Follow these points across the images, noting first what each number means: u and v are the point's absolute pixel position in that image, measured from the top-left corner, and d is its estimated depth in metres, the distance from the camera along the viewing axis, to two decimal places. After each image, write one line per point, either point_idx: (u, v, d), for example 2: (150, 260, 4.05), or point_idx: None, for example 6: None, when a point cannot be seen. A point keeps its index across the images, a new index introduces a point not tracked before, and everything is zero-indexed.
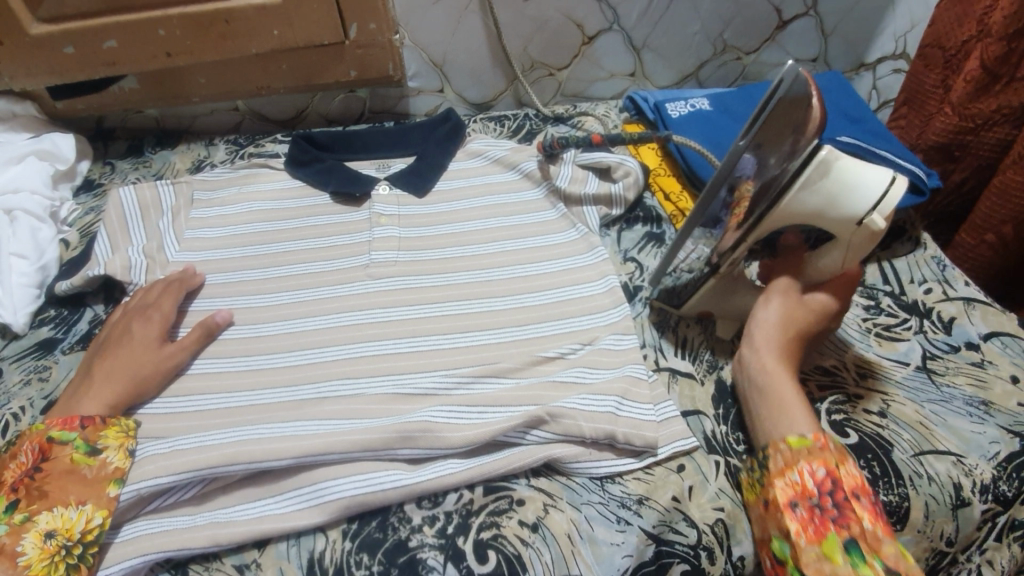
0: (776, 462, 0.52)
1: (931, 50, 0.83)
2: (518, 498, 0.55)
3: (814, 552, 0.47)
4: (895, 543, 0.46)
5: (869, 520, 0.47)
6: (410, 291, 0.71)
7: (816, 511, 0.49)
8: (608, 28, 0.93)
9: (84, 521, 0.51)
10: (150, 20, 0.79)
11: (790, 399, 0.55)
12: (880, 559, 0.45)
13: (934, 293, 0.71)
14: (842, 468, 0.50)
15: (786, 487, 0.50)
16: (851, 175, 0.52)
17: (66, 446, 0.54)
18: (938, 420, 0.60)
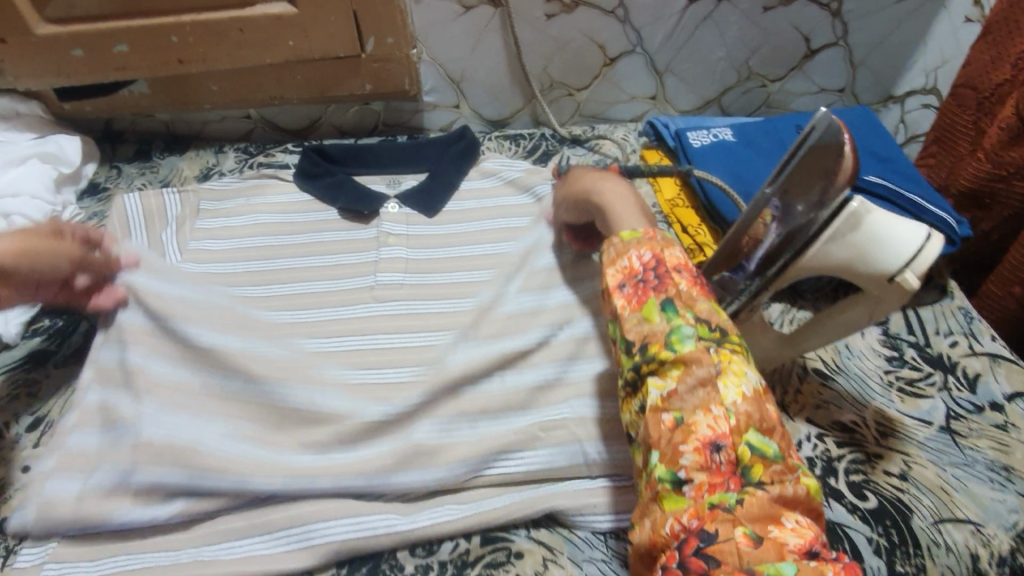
0: (608, 254, 0.51)
1: (964, 91, 0.80)
2: (516, 551, 0.53)
3: (635, 319, 0.47)
4: (708, 301, 0.47)
5: (686, 285, 0.47)
6: (414, 315, 0.69)
7: (640, 285, 0.48)
8: (630, 50, 0.90)
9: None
10: (164, 26, 0.77)
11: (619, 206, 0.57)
12: (693, 312, 0.46)
13: (959, 346, 0.68)
14: (665, 250, 0.49)
15: (616, 272, 0.50)
16: (882, 231, 0.48)
17: None
18: (958, 486, 0.57)
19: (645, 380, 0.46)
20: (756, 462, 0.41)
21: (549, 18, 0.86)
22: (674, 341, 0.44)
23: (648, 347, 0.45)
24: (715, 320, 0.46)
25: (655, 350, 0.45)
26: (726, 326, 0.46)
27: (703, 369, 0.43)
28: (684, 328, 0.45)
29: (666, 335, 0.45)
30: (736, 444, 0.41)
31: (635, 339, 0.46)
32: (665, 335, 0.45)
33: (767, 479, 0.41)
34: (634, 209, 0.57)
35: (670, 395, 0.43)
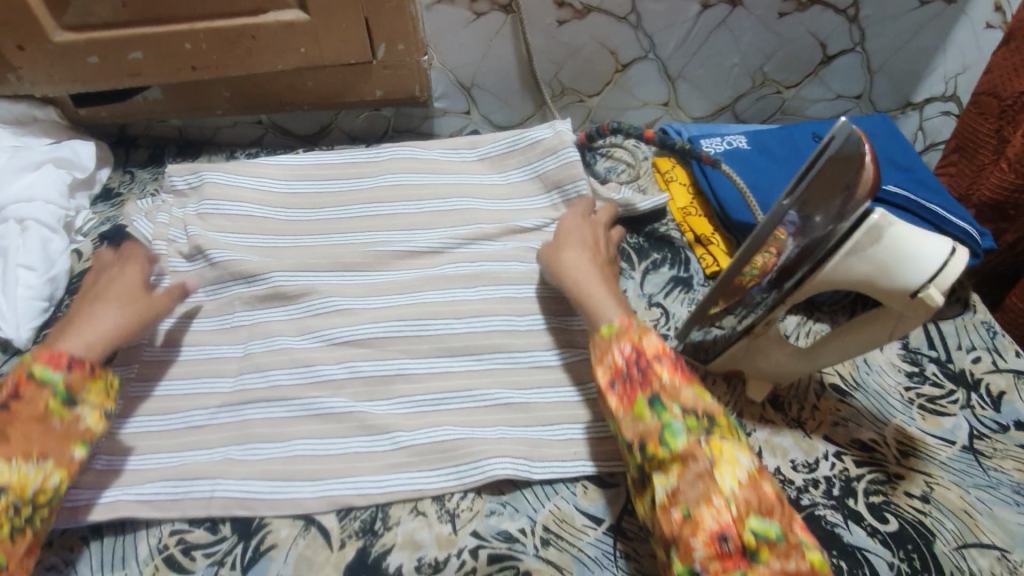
0: (595, 353, 0.55)
1: (985, 99, 0.78)
2: (525, 570, 0.51)
3: (629, 418, 0.51)
4: (692, 389, 0.50)
5: (668, 374, 0.51)
6: (421, 315, 0.67)
7: (626, 383, 0.52)
8: (642, 56, 0.89)
9: (40, 480, 0.51)
10: (177, 33, 0.77)
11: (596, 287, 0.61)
12: (680, 403, 0.49)
13: (983, 363, 0.66)
14: (643, 338, 0.53)
15: (605, 371, 0.54)
16: (908, 246, 0.46)
17: (44, 388, 0.53)
18: (983, 510, 0.55)
19: (650, 476, 0.49)
20: (762, 546, 0.42)
21: (561, 25, 0.85)
22: (667, 437, 0.48)
23: (646, 447, 0.48)
24: (700, 409, 0.49)
25: (653, 450, 0.48)
26: (711, 413, 0.49)
27: (698, 464, 0.46)
28: (673, 424, 0.48)
29: (659, 432, 0.48)
30: (740, 531, 0.43)
31: (632, 438, 0.50)
32: (658, 433, 0.48)
33: (773, 560, 0.42)
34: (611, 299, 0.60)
35: (673, 492, 0.46)
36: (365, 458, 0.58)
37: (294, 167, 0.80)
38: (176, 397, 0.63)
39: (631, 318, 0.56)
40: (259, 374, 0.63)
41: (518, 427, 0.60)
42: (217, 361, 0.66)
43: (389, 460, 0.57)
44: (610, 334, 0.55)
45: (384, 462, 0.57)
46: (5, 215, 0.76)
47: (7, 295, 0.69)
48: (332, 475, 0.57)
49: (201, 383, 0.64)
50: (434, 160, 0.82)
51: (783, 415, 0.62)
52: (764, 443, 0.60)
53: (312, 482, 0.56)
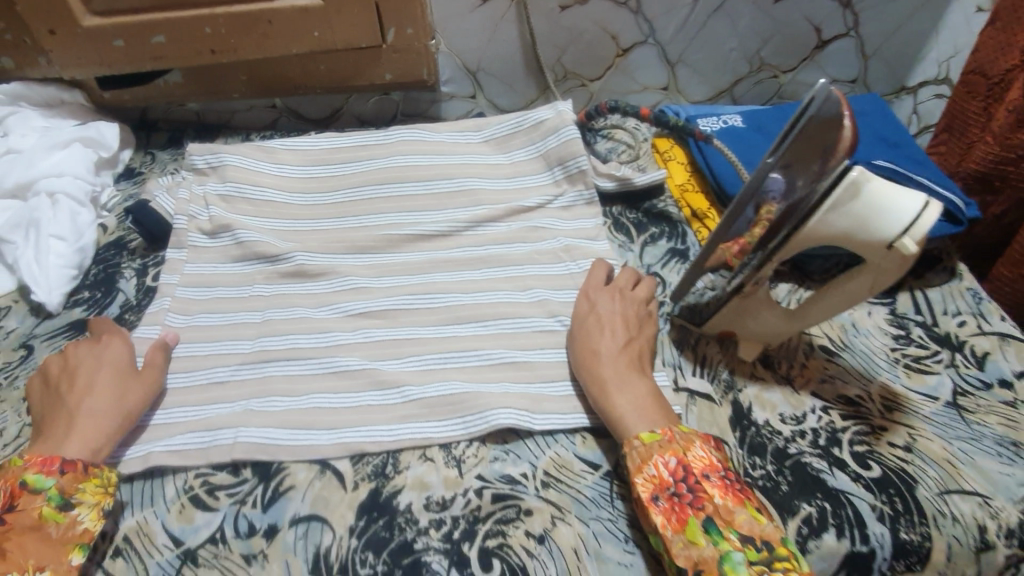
0: (632, 459, 0.52)
1: (973, 77, 0.81)
2: (526, 508, 0.54)
3: (680, 541, 0.48)
4: (746, 510, 0.48)
5: (720, 496, 0.49)
6: (431, 289, 0.71)
7: (675, 500, 0.50)
8: (643, 41, 0.93)
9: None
10: (197, 17, 0.81)
11: (622, 381, 0.58)
12: (735, 530, 0.48)
13: (968, 326, 0.69)
14: (688, 453, 0.51)
15: (645, 482, 0.51)
16: (884, 199, 0.49)
17: (37, 496, 0.51)
18: (965, 459, 0.58)
19: None
20: None
21: (564, 10, 0.88)
22: (726, 570, 0.46)
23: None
24: (757, 535, 0.47)
25: None
26: (769, 539, 0.47)
27: None
28: (733, 554, 0.46)
29: (716, 561, 0.46)
30: None
31: (685, 566, 0.47)
32: (716, 562, 0.46)
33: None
34: (642, 403, 0.56)
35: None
36: (377, 410, 0.61)
37: (307, 153, 0.83)
38: (196, 357, 0.66)
39: (671, 427, 0.54)
40: (276, 337, 0.67)
41: (521, 384, 0.63)
42: (235, 324, 0.69)
43: (400, 412, 0.61)
44: (651, 442, 0.52)
45: (394, 414, 0.61)
46: (37, 189, 0.81)
47: (39, 264, 0.74)
48: (346, 426, 0.60)
49: (220, 345, 0.67)
50: (442, 142, 0.84)
51: (774, 372, 0.65)
52: (754, 398, 0.63)
53: (328, 431, 0.60)
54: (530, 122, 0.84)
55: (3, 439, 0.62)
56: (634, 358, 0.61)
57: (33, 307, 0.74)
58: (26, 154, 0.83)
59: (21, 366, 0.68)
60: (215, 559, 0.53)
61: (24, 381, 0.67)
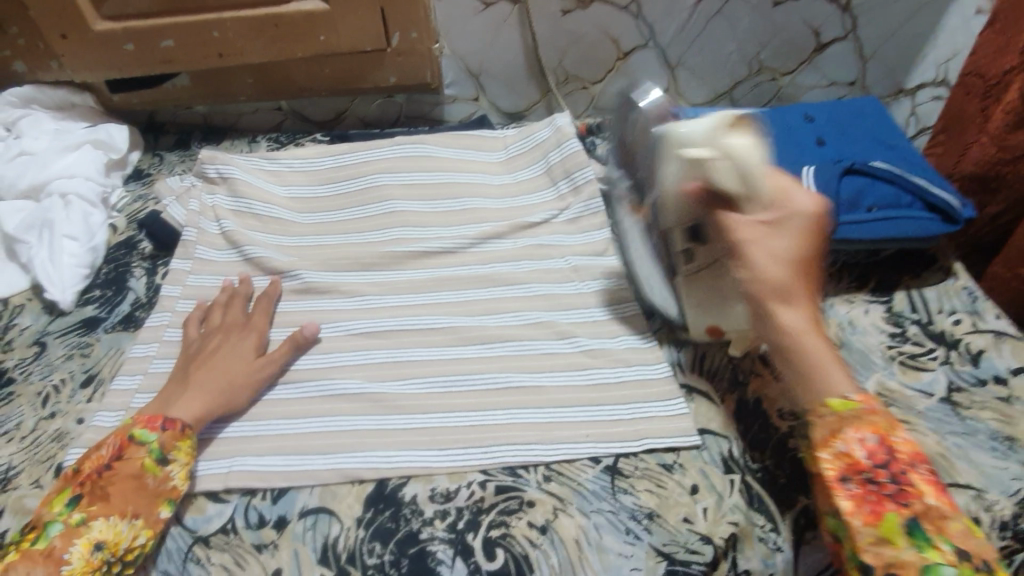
0: (819, 432, 0.48)
1: (970, 79, 0.82)
2: (529, 500, 0.56)
3: (873, 534, 0.44)
4: (961, 520, 0.43)
5: (932, 495, 0.45)
6: (433, 306, 0.72)
7: (871, 487, 0.45)
8: (643, 44, 0.94)
9: (130, 538, 0.51)
10: (207, 21, 0.83)
11: (815, 351, 0.49)
12: (948, 539, 0.42)
13: (963, 324, 0.70)
14: (894, 436, 0.47)
15: (833, 459, 0.47)
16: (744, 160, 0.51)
17: (141, 448, 0.54)
18: (959, 453, 0.59)
19: None
20: None
21: (566, 14, 0.90)
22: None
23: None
24: (974, 554, 0.42)
25: None
26: (988, 559, 0.42)
27: None
28: (942, 566, 0.41)
29: (919, 569, 0.41)
30: None
31: (873, 563, 0.43)
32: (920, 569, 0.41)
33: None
34: (833, 367, 0.49)
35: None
36: (376, 435, 0.60)
37: (315, 172, 0.85)
38: None
39: (870, 396, 0.48)
40: None
41: (523, 386, 0.64)
42: None
43: (399, 438, 0.60)
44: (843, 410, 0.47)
45: (396, 439, 0.60)
46: (50, 190, 0.83)
47: (53, 263, 0.76)
48: (343, 450, 0.59)
49: None
50: (446, 159, 0.85)
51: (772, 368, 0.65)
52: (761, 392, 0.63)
53: (323, 455, 0.59)
54: (534, 143, 0.87)
55: (19, 433, 0.64)
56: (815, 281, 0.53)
57: (46, 305, 0.76)
58: (38, 156, 0.85)
59: (35, 362, 0.70)
60: (226, 547, 0.54)
61: (38, 377, 0.68)
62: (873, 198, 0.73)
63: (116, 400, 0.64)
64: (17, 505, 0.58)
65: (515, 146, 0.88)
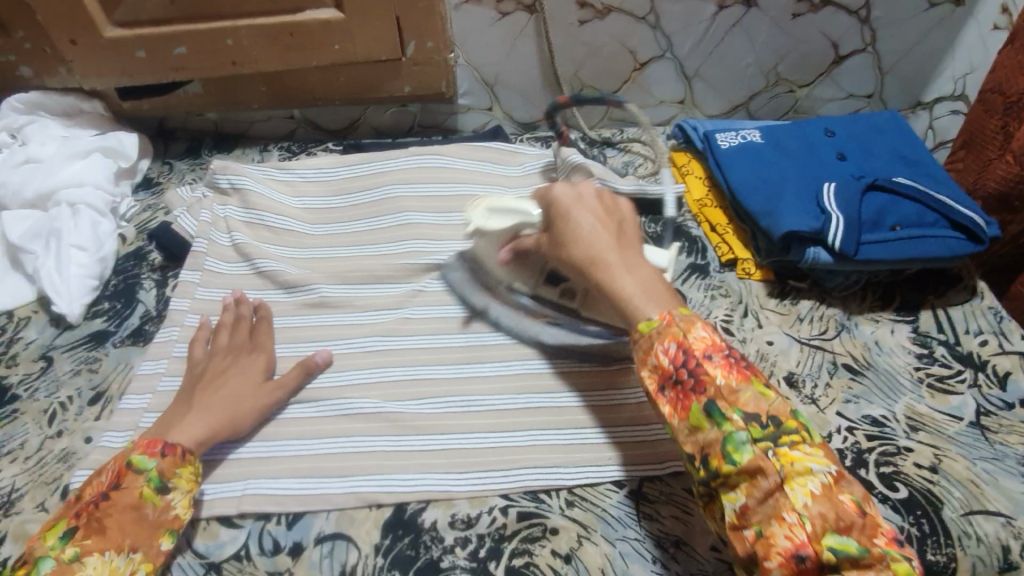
0: (636, 353, 0.49)
1: (990, 96, 0.82)
2: (552, 527, 0.54)
3: (686, 430, 0.46)
4: (751, 388, 0.45)
5: (723, 376, 0.46)
6: (450, 323, 0.70)
7: (680, 390, 0.46)
8: (660, 55, 0.93)
9: (127, 573, 0.48)
10: (220, 30, 0.82)
11: (625, 286, 0.51)
12: (739, 410, 0.45)
13: (989, 345, 0.68)
14: (689, 336, 0.47)
15: (650, 374, 0.48)
16: (506, 208, 0.65)
17: (139, 476, 0.51)
18: (990, 480, 0.58)
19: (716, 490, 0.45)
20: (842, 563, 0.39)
21: (582, 24, 0.89)
22: (730, 451, 0.43)
23: (708, 460, 0.44)
24: (763, 412, 0.44)
25: (716, 465, 0.44)
26: (775, 415, 0.45)
27: (767, 479, 0.42)
28: (736, 434, 0.44)
29: (721, 443, 0.44)
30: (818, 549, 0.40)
31: (693, 452, 0.45)
32: (721, 446, 0.44)
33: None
34: (650, 293, 0.50)
35: (743, 509, 0.43)
36: (394, 457, 0.59)
37: (329, 184, 0.84)
38: None
39: (671, 312, 0.49)
40: None
41: (544, 406, 0.62)
42: None
43: (417, 460, 0.59)
44: (647, 331, 0.48)
45: (414, 461, 0.59)
46: (59, 199, 0.82)
47: (61, 275, 0.75)
48: (360, 473, 0.58)
49: None
50: (462, 171, 0.84)
51: (798, 391, 0.65)
52: None
53: (340, 478, 0.58)
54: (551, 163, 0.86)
55: (24, 452, 0.62)
56: (617, 233, 0.55)
57: (53, 317, 0.74)
58: (47, 164, 0.84)
59: (41, 377, 0.68)
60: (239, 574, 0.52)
61: (45, 393, 0.67)
62: (897, 215, 0.72)
63: (125, 418, 0.63)
64: (23, 527, 0.56)
65: (531, 165, 0.86)
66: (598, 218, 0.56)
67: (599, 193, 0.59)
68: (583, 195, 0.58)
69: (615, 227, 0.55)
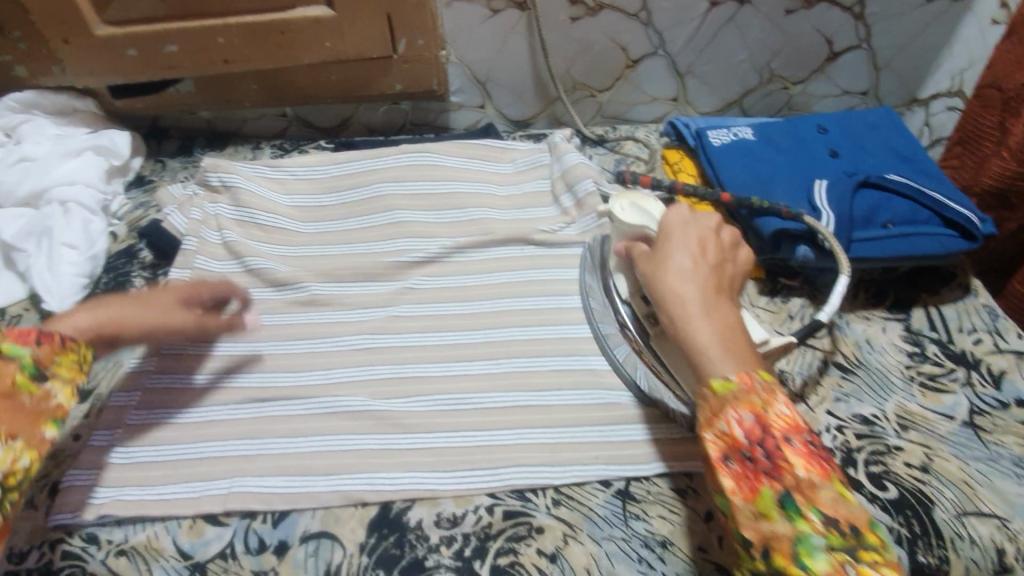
0: (702, 413, 0.47)
1: (990, 90, 0.82)
2: (538, 526, 0.54)
3: (750, 512, 0.43)
4: (832, 488, 0.43)
5: (803, 467, 0.43)
6: (439, 321, 0.70)
7: (749, 465, 0.44)
8: (653, 52, 0.92)
9: (11, 460, 0.48)
10: (210, 28, 0.82)
11: (704, 336, 0.49)
12: (818, 510, 0.42)
13: (984, 344, 0.68)
14: (769, 411, 0.45)
15: (715, 439, 0.46)
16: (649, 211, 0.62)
17: (10, 364, 0.49)
18: (983, 481, 0.57)
19: None
20: None
21: (575, 21, 0.88)
22: (801, 552, 0.41)
23: (773, 554, 0.42)
24: (843, 518, 0.42)
25: (782, 563, 0.41)
26: (856, 523, 0.42)
27: None
28: (811, 537, 0.41)
29: (790, 541, 0.41)
30: None
31: (753, 537, 0.43)
32: (792, 544, 0.41)
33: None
34: (731, 349, 0.48)
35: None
36: (380, 455, 0.59)
37: (319, 181, 0.83)
38: (183, 390, 0.64)
39: (751, 374, 0.46)
40: (280, 374, 0.66)
41: (531, 405, 0.62)
42: (237, 351, 0.68)
43: (403, 458, 0.59)
44: (721, 392, 0.46)
45: (400, 460, 0.58)
46: (49, 197, 0.82)
47: (52, 273, 0.75)
48: (346, 471, 0.58)
49: (225, 375, 0.65)
50: (453, 168, 0.83)
51: (788, 390, 0.65)
52: None
53: (326, 476, 0.58)
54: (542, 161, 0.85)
55: None
56: (714, 276, 0.53)
57: (43, 315, 0.74)
58: (38, 162, 0.84)
59: None
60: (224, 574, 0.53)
61: None
62: (889, 213, 0.71)
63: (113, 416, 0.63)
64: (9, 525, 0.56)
65: (523, 161, 0.86)
66: (700, 258, 0.54)
67: (710, 232, 0.57)
68: (688, 232, 0.56)
69: (716, 273, 0.53)
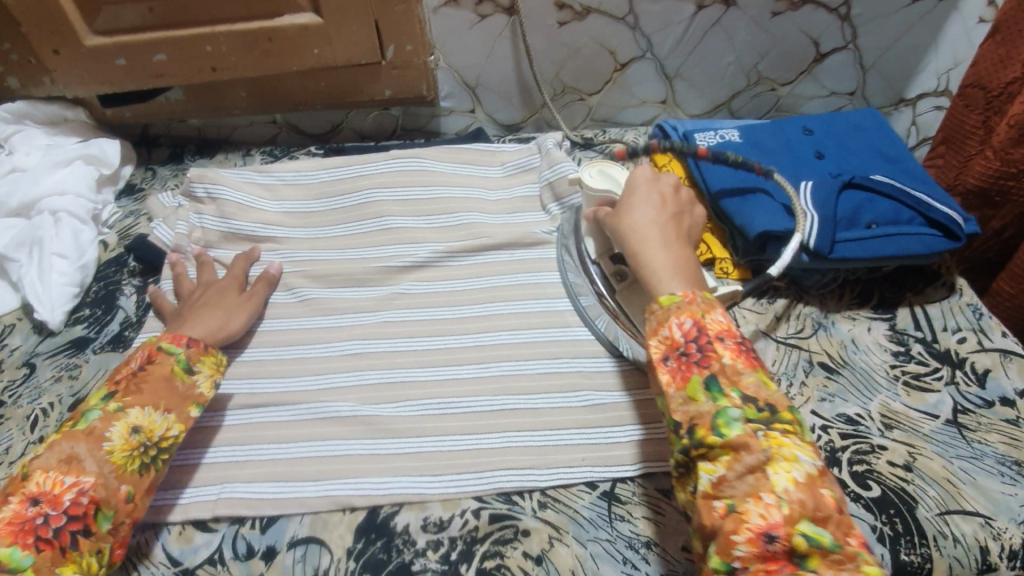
0: (649, 322, 0.50)
1: (972, 91, 0.80)
2: (524, 529, 0.55)
3: (681, 397, 0.47)
4: (754, 375, 0.47)
5: (730, 357, 0.47)
6: (427, 325, 0.70)
7: (683, 359, 0.48)
8: (641, 56, 0.93)
9: (163, 428, 0.55)
10: (199, 36, 0.83)
11: (657, 263, 0.54)
12: (739, 389, 0.46)
13: (968, 343, 0.68)
14: (707, 316, 0.49)
15: (658, 343, 0.49)
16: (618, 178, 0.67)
17: (169, 356, 0.58)
18: (966, 479, 0.58)
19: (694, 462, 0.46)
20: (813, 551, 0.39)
21: (562, 26, 0.89)
22: (720, 424, 0.44)
23: (696, 429, 0.45)
24: (761, 398, 0.46)
25: (702, 434, 0.45)
26: (773, 403, 0.46)
27: (752, 457, 0.43)
28: (729, 410, 0.45)
29: (711, 416, 0.45)
30: (790, 533, 0.40)
31: (682, 420, 0.46)
32: (712, 417, 0.45)
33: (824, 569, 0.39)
34: (680, 274, 0.53)
35: (720, 482, 0.43)
36: (369, 460, 0.59)
37: (307, 188, 0.84)
38: None
39: (694, 292, 0.51)
40: (270, 380, 0.66)
41: (518, 409, 0.63)
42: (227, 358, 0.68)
43: (392, 463, 0.59)
44: (668, 304, 0.50)
45: (388, 465, 0.59)
46: (40, 207, 0.82)
47: (43, 283, 0.75)
48: (335, 476, 0.58)
49: None
50: (442, 173, 0.84)
51: None
52: None
53: (315, 482, 0.58)
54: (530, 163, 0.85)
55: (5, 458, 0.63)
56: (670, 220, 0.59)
57: (35, 324, 0.75)
58: (30, 172, 0.85)
59: (24, 385, 0.69)
60: None
61: (26, 400, 0.67)
62: (873, 213, 0.72)
63: None
64: None
65: (512, 165, 0.86)
66: (660, 204, 0.60)
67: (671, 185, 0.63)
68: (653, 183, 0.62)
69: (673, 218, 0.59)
